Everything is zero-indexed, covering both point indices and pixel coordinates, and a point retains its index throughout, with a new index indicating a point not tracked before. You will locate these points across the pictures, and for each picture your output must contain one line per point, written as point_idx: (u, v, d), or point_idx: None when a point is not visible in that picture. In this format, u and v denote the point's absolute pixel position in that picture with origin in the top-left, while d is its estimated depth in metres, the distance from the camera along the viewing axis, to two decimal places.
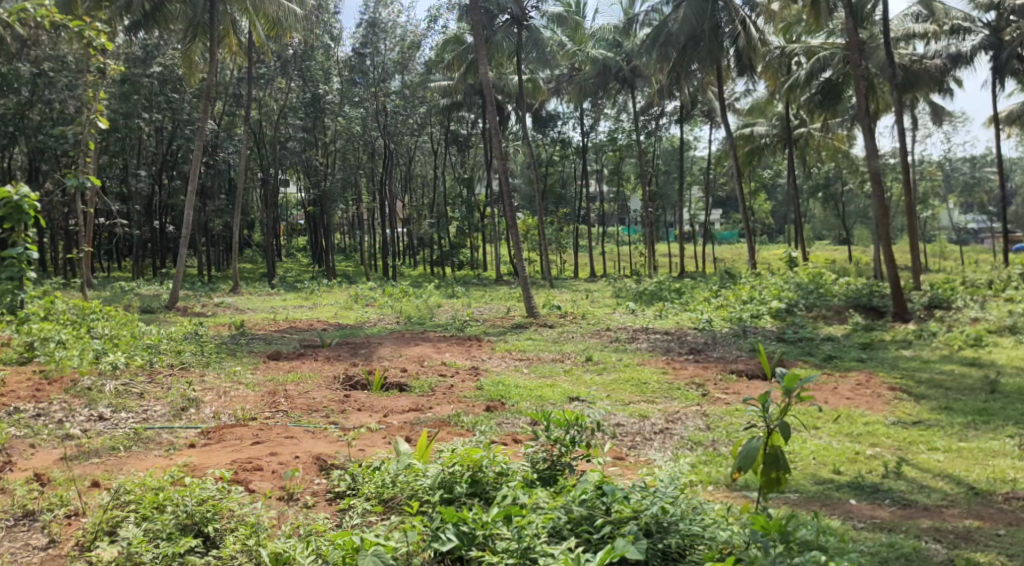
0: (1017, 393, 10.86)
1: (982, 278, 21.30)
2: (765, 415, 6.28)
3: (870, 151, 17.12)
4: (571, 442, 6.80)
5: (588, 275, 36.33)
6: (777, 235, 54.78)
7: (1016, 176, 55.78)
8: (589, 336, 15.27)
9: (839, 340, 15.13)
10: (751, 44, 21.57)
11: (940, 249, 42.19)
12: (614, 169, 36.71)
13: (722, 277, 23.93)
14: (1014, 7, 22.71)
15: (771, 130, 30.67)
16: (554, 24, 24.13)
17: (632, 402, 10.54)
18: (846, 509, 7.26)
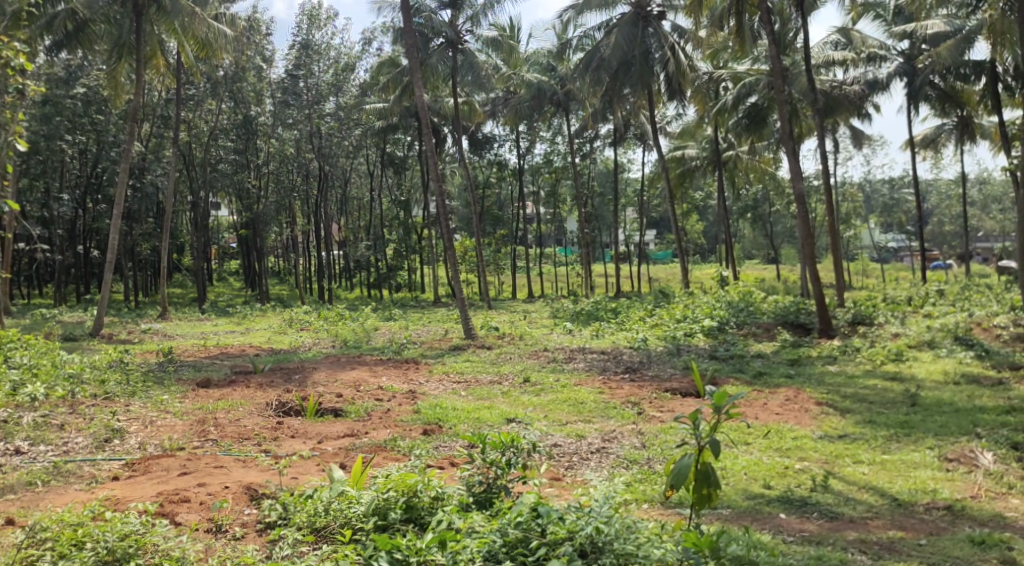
0: (936, 406, 11.27)
1: (902, 295, 22.06)
2: (697, 433, 6.38)
3: (795, 174, 17.63)
4: (507, 464, 6.77)
5: (525, 296, 36.46)
6: (709, 255, 55.92)
7: (931, 198, 58.16)
8: (527, 357, 15.32)
9: (769, 357, 15.50)
10: (680, 69, 22.14)
11: (863, 268, 43.60)
12: (550, 190, 37.04)
13: (657, 296, 24.26)
14: (926, 37, 23.81)
15: (702, 152, 31.35)
16: (489, 48, 24.31)
17: (568, 422, 10.60)
18: (776, 523, 7.41)
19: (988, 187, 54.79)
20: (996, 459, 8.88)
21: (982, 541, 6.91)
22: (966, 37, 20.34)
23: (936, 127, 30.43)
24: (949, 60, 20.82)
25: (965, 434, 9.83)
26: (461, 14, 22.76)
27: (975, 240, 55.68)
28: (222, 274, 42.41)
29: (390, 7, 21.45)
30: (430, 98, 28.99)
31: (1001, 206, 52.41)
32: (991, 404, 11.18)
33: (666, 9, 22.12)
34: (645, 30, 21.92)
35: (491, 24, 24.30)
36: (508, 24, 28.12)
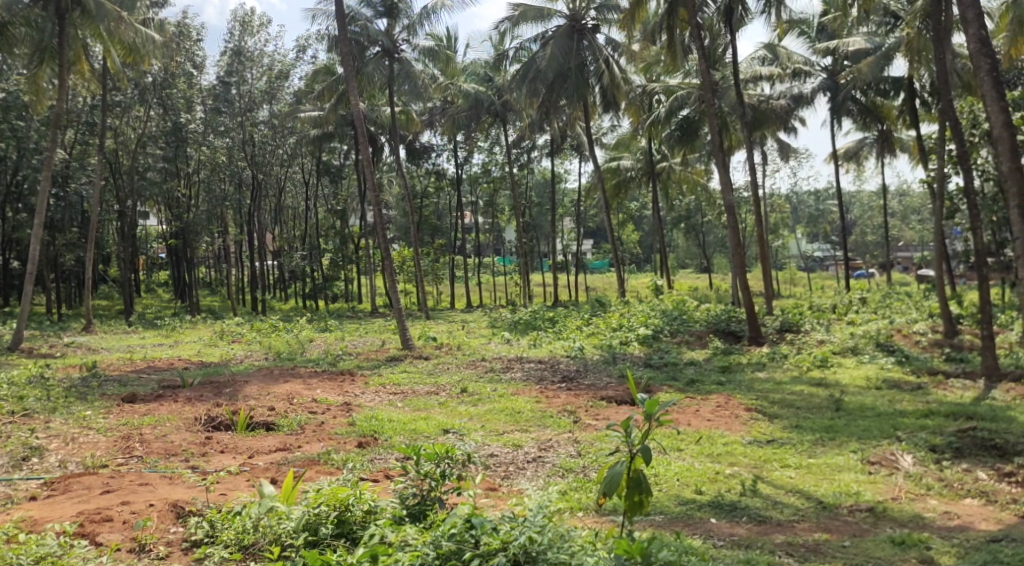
0: (859, 410, 11.63)
1: (828, 303, 22.69)
2: (628, 440, 6.44)
3: (726, 185, 18.00)
4: (441, 476, 6.73)
5: (463, 306, 36.41)
6: (644, 264, 56.67)
7: (855, 210, 60.02)
8: (464, 367, 15.29)
9: (701, 364, 15.79)
10: (615, 82, 22.44)
11: (792, 277, 44.73)
12: (487, 200, 37.10)
13: (593, 306, 24.48)
14: (848, 54, 24.60)
15: (637, 163, 31.75)
16: (425, 58, 24.28)
17: (505, 432, 10.62)
18: (706, 528, 7.54)
19: (908, 200, 56.95)
20: (915, 461, 9.20)
21: (902, 541, 7.15)
22: (886, 54, 21.08)
23: (858, 141, 31.44)
24: (870, 76, 21.54)
25: (886, 437, 10.15)
26: (397, 24, 22.70)
27: (895, 251, 57.79)
28: (150, 286, 41.31)
29: (325, 15, 21.27)
30: (366, 107, 28.81)
31: (920, 217, 54.56)
32: (911, 408, 11.59)
33: (600, 22, 22.44)
34: (580, 43, 22.21)
35: (427, 34, 24.29)
36: (444, 34, 28.14)
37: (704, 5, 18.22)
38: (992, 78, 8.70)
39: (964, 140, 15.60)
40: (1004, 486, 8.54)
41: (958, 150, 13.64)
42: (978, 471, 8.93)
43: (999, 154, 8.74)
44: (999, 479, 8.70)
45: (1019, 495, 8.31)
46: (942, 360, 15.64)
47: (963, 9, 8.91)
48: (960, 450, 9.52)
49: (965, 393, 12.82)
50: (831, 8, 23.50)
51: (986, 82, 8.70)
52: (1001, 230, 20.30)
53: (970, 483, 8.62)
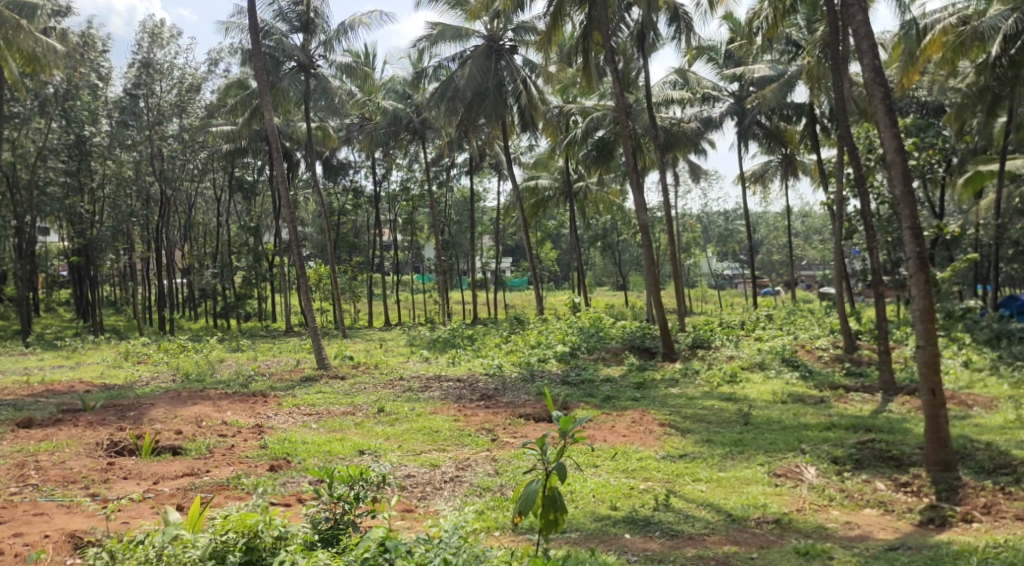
0: (766, 424, 11.99)
1: (737, 319, 23.30)
2: (543, 458, 6.44)
3: (640, 205, 18.33)
4: (355, 499, 6.63)
5: (382, 323, 35.98)
6: (562, 282, 57.26)
7: (761, 230, 62.13)
8: (381, 387, 15.11)
9: (617, 380, 16.00)
10: (532, 102, 22.73)
11: (703, 295, 45.90)
12: (406, 218, 36.89)
13: (512, 324, 24.53)
14: (754, 80, 25.51)
15: (555, 183, 32.06)
16: (343, 74, 24.09)
17: (423, 452, 10.56)
18: (621, 544, 7.64)
19: (810, 220, 59.52)
20: (818, 473, 9.52)
21: (807, 552, 7.36)
22: (788, 81, 21.96)
23: (764, 163, 32.49)
24: (773, 102, 22.39)
25: (791, 450, 10.49)
26: (314, 39, 22.47)
27: (799, 269, 60.22)
28: (49, 305, 39.52)
29: (238, 28, 20.88)
30: (281, 122, 28.34)
31: (822, 237, 57.03)
32: (814, 421, 12.00)
33: (518, 44, 22.70)
34: (498, 63, 22.43)
35: (344, 50, 24.15)
36: (361, 51, 27.99)
37: (619, 29, 18.61)
38: (886, 106, 9.13)
39: (861, 164, 16.33)
40: (900, 495, 8.91)
41: (856, 173, 14.24)
42: (876, 481, 9.31)
43: (891, 178, 9.15)
44: (896, 489, 9.07)
45: (914, 504, 8.69)
46: (843, 375, 16.27)
47: (858, 40, 9.32)
48: (860, 461, 9.91)
49: (864, 406, 13.36)
50: (737, 36, 24.37)
51: (879, 109, 9.14)
52: (895, 251, 21.30)
53: (870, 494, 8.96)
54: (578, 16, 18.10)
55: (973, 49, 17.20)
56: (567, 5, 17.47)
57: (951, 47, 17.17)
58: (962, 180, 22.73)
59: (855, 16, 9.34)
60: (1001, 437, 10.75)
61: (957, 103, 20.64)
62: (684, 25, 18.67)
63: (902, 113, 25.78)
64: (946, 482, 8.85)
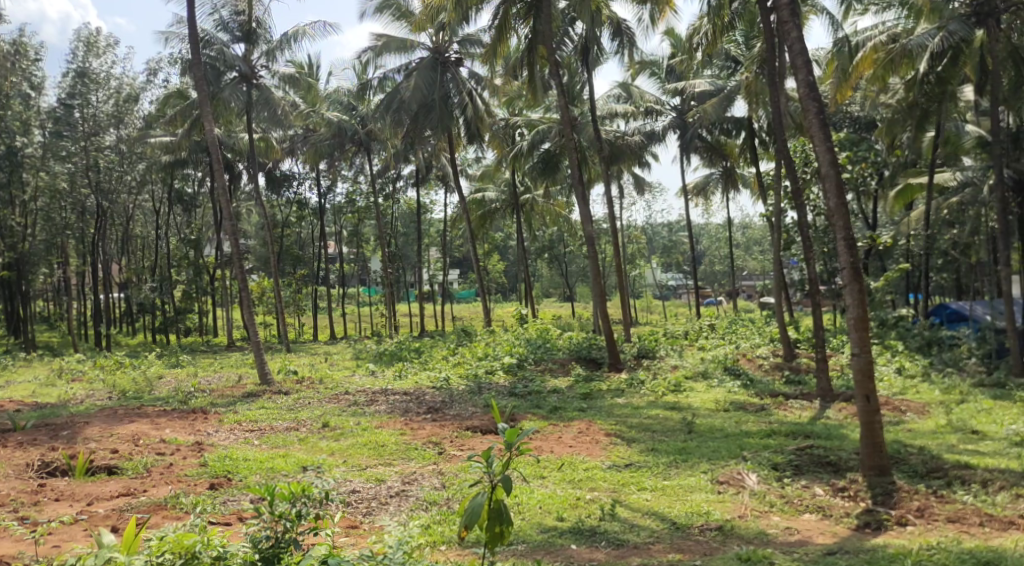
0: (709, 432, 12.16)
1: (680, 329, 23.57)
2: (489, 471, 6.32)
3: (585, 217, 18.43)
4: (298, 516, 6.39)
5: (327, 336, 35.54)
6: (510, 293, 57.39)
7: (703, 241, 63.28)
8: (325, 402, 14.91)
9: (564, 392, 16.04)
10: (478, 114, 22.75)
11: (648, 305, 46.50)
12: (352, 230, 36.57)
13: (459, 336, 24.44)
14: (696, 95, 25.93)
15: (501, 195, 32.02)
16: (287, 85, 23.82)
17: (368, 467, 10.45)
18: (567, 555, 7.67)
19: (750, 232, 60.84)
20: (759, 480, 9.67)
21: (749, 558, 7.44)
22: (728, 96, 22.37)
23: (705, 176, 33.08)
24: (714, 116, 22.77)
25: (733, 457, 10.64)
26: (256, 49, 22.22)
27: (740, 280, 61.43)
28: None
29: (177, 38, 20.53)
30: (222, 133, 27.87)
31: (761, 248, 58.34)
32: (755, 428, 12.21)
33: (463, 56, 22.77)
34: (443, 75, 22.38)
35: (288, 61, 23.90)
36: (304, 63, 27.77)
37: (562, 43, 18.79)
38: (820, 120, 9.36)
39: (798, 176, 16.71)
40: (838, 500, 9.10)
41: (793, 185, 14.54)
42: (815, 487, 9.49)
43: (826, 191, 9.38)
44: (834, 494, 9.25)
45: (852, 509, 8.88)
46: (782, 383, 16.53)
47: (793, 56, 9.56)
48: (799, 467, 10.10)
49: (803, 413, 13.63)
50: (678, 52, 24.83)
51: (814, 124, 9.36)
52: (831, 261, 21.84)
53: (808, 499, 9.13)
54: (522, 29, 18.21)
55: (902, 66, 17.75)
56: (512, 18, 17.58)
57: (882, 64, 17.70)
58: (895, 193, 23.39)
59: (790, 33, 9.58)
60: (933, 442, 11.06)
61: (888, 118, 21.24)
62: (627, 40, 18.92)
63: (836, 127, 26.53)
64: (881, 486, 9.07)
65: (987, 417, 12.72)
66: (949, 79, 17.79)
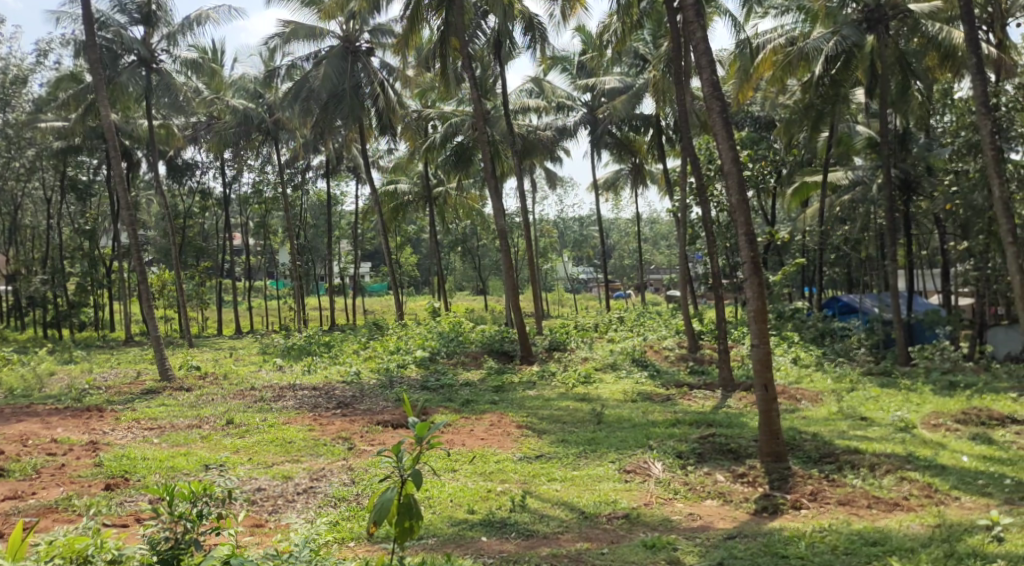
0: (617, 423, 12.38)
1: (590, 322, 23.89)
2: (399, 466, 6.12)
3: (497, 210, 18.46)
4: (199, 517, 6.07)
5: (233, 331, 34.62)
6: (423, 286, 57.16)
7: (613, 236, 64.35)
8: (230, 398, 14.52)
9: (475, 385, 16.07)
10: (389, 105, 22.56)
11: (559, 298, 46.94)
12: (259, 222, 35.73)
13: (370, 329, 24.21)
14: (606, 91, 26.26)
15: (414, 188, 31.79)
16: (189, 71, 23.05)
17: (275, 464, 10.25)
18: (478, 547, 7.69)
19: (658, 227, 62.24)
20: (664, 468, 9.90)
21: (653, 544, 7.60)
22: (636, 93, 22.73)
23: (615, 172, 33.61)
24: (624, 113, 23.10)
25: (640, 447, 10.85)
26: (156, 32, 21.42)
27: (648, 273, 62.91)
28: None
29: (70, 18, 19.60)
30: (119, 119, 26.74)
31: (669, 243, 59.76)
32: (661, 418, 12.50)
33: (374, 46, 22.50)
34: (354, 64, 22.06)
35: (190, 46, 23.12)
36: (208, 48, 26.94)
37: (475, 36, 18.78)
38: (723, 119, 9.60)
39: (703, 172, 17.16)
40: (738, 486, 9.40)
41: (698, 182, 14.89)
42: (717, 473, 9.78)
43: (728, 187, 9.64)
44: (734, 480, 9.56)
45: (750, 494, 9.18)
46: (687, 373, 17.00)
47: (698, 56, 9.78)
48: (702, 455, 10.37)
49: (706, 402, 14.00)
50: (588, 49, 25.12)
51: (717, 122, 9.60)
52: (733, 255, 22.51)
53: (710, 485, 9.40)
54: (434, 21, 18.10)
55: (799, 68, 18.35)
56: (424, 9, 17.46)
57: (780, 66, 18.27)
58: (793, 190, 24.23)
59: (695, 33, 9.79)
60: (826, 429, 11.54)
61: (787, 117, 21.96)
62: (539, 35, 19.02)
63: (738, 126, 27.35)
64: (778, 472, 9.40)
65: (875, 405, 13.35)
66: (843, 81, 18.42)
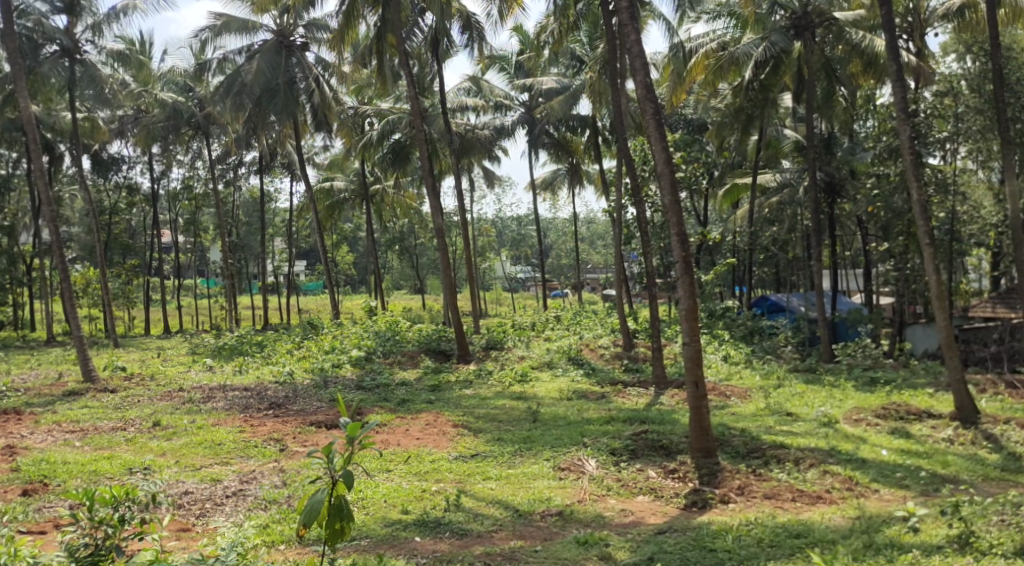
0: (552, 421, 12.46)
1: (527, 320, 23.95)
2: (330, 466, 5.93)
3: (435, 208, 18.38)
4: (120, 521, 5.82)
5: (162, 330, 33.73)
6: (359, 285, 56.64)
7: (550, 236, 64.77)
8: (157, 399, 14.16)
9: (412, 384, 15.98)
10: (324, 101, 22.26)
11: (498, 297, 47.03)
12: (189, 218, 34.91)
13: (304, 329, 23.87)
14: (544, 91, 26.39)
15: (350, 185, 31.46)
16: (115, 62, 22.37)
17: (203, 466, 10.03)
18: (411, 547, 7.65)
19: (595, 226, 62.85)
20: (598, 465, 10.01)
21: (586, 541, 7.66)
22: (573, 94, 22.88)
23: (553, 172, 33.81)
24: (561, 113, 23.23)
25: (574, 444, 10.93)
26: (80, 22, 20.73)
27: (585, 273, 63.54)
28: None
29: None
30: (41, 111, 25.81)
31: (605, 242, 60.42)
32: (595, 416, 12.62)
33: (309, 41, 22.19)
34: (289, 59, 21.72)
35: (116, 36, 22.45)
36: (136, 39, 26.21)
37: (412, 34, 18.67)
38: (656, 121, 9.73)
39: (638, 173, 17.37)
40: (668, 482, 9.54)
41: (633, 182, 15.06)
42: (648, 469, 9.91)
43: (661, 188, 9.78)
44: (665, 476, 9.70)
45: (681, 489, 9.32)
46: (622, 371, 17.21)
47: (632, 59, 9.89)
48: (635, 451, 10.49)
49: (640, 399, 14.20)
50: (526, 48, 25.19)
51: (651, 124, 9.73)
52: (667, 255, 22.85)
53: (642, 481, 9.52)
54: (371, 17, 17.91)
55: (731, 72, 18.70)
56: (360, 5, 17.27)
57: (712, 70, 18.61)
58: (725, 191, 24.69)
59: (629, 36, 9.90)
60: (754, 424, 11.79)
61: (718, 120, 22.39)
62: (476, 34, 19.00)
63: (672, 128, 27.79)
64: (707, 468, 9.57)
65: (801, 400, 13.72)
66: (771, 86, 18.83)
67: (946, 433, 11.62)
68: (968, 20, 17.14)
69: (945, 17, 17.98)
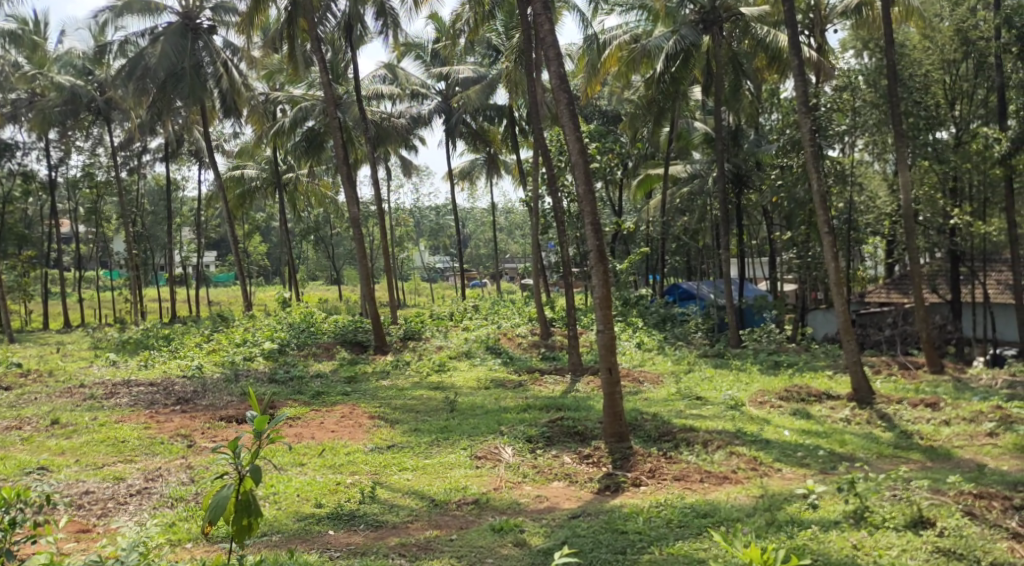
0: (469, 410, 12.46)
1: (444, 311, 23.85)
2: (236, 461, 5.70)
3: (350, 197, 18.11)
4: (12, 524, 5.53)
5: (62, 323, 32.35)
6: (273, 276, 55.52)
7: (468, 225, 64.72)
8: (56, 397, 13.56)
9: (327, 375, 15.78)
10: (233, 86, 21.64)
11: (416, 288, 46.76)
12: (90, 207, 33.52)
13: (214, 321, 23.25)
14: (459, 79, 26.25)
15: (262, 173, 30.72)
16: (6, 42, 21.23)
17: (105, 464, 9.68)
18: (323, 541, 7.54)
19: (513, 217, 63.08)
20: (514, 453, 10.05)
21: (501, 528, 7.70)
22: (490, 83, 22.84)
23: (470, 161, 33.74)
24: (477, 102, 23.14)
25: (490, 433, 10.96)
26: None
27: (503, 262, 63.71)
28: None
29: None
30: None
31: (523, 231, 60.72)
32: (512, 404, 12.69)
33: (217, 24, 21.50)
34: (195, 43, 21.03)
35: (8, 15, 21.31)
36: (29, 19, 24.94)
37: (324, 19, 18.31)
38: (570, 111, 9.79)
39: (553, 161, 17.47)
40: (582, 467, 9.65)
41: (549, 171, 15.12)
42: (563, 455, 10.01)
43: (575, 178, 9.84)
44: (579, 462, 9.81)
45: (594, 474, 9.44)
46: (539, 359, 17.36)
47: (546, 49, 9.92)
48: (550, 438, 10.59)
49: (556, 387, 14.34)
50: (441, 37, 25.02)
51: (566, 113, 9.78)
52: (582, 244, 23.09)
53: (558, 468, 9.61)
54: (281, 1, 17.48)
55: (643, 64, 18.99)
56: None
57: (625, 62, 18.86)
58: (638, 181, 25.07)
59: (543, 26, 9.93)
60: (665, 409, 12.04)
61: (631, 112, 22.72)
62: (390, 21, 18.76)
63: (587, 118, 28.05)
64: (620, 452, 9.73)
65: (710, 385, 14.09)
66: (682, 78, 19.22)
67: (844, 413, 12.11)
68: (865, 18, 17.80)
69: (843, 15, 18.63)
